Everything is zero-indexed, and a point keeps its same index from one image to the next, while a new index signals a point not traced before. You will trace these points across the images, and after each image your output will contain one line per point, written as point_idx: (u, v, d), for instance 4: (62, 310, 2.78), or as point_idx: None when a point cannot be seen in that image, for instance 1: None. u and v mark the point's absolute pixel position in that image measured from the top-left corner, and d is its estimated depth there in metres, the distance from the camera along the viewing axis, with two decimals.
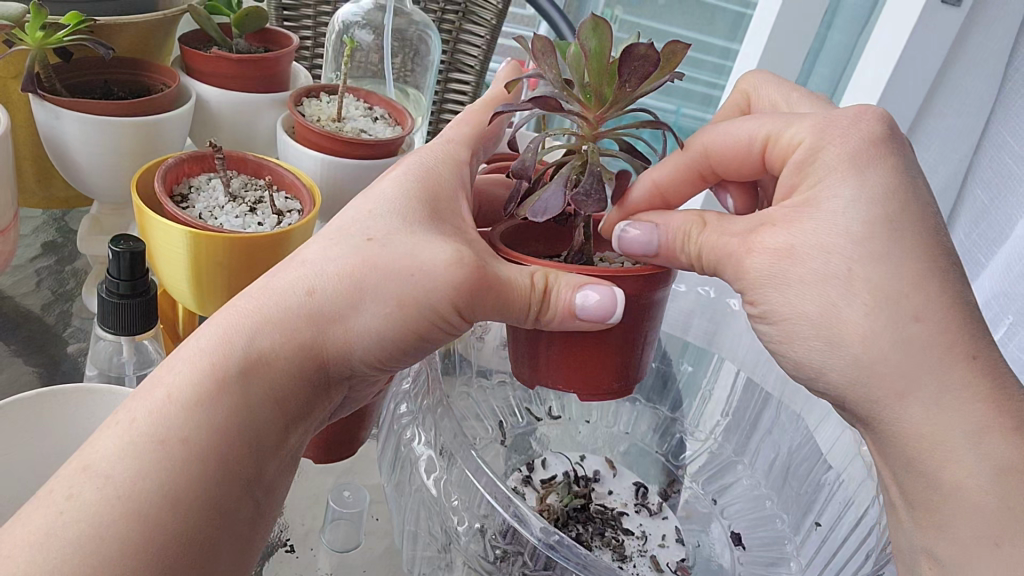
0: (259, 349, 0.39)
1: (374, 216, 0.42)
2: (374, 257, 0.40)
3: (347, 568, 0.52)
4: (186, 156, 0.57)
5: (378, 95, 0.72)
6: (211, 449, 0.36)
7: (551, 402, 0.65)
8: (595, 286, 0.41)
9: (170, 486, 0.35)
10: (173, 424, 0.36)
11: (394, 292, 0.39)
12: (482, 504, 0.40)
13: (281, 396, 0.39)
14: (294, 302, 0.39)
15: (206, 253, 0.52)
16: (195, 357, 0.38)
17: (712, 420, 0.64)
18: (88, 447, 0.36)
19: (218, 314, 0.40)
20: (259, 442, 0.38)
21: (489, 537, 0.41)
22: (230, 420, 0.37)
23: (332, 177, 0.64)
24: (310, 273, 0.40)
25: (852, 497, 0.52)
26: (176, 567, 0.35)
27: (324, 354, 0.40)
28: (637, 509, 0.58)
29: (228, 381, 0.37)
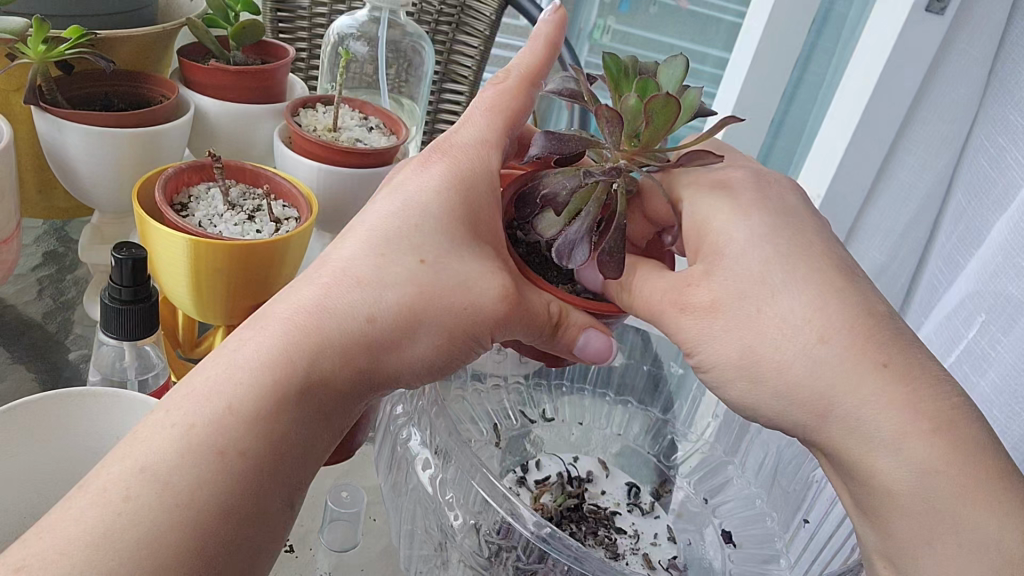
0: (320, 371, 0.40)
1: (421, 232, 0.42)
2: (436, 287, 0.41)
3: (346, 567, 0.53)
4: (185, 167, 0.59)
5: (373, 105, 0.73)
6: (265, 470, 0.37)
7: (544, 405, 0.67)
8: (596, 331, 0.46)
9: (226, 498, 0.36)
10: (234, 435, 0.37)
11: (448, 324, 0.41)
12: (477, 499, 0.42)
13: (330, 411, 0.41)
14: (352, 319, 0.40)
15: (206, 261, 0.53)
16: (251, 368, 0.39)
17: (703, 421, 0.65)
18: (137, 446, 0.36)
19: (276, 328, 0.40)
20: (306, 452, 0.40)
21: (484, 529, 0.42)
22: (285, 435, 0.38)
23: (327, 185, 0.65)
24: (371, 295, 0.41)
25: (835, 495, 0.53)
26: (223, 570, 0.35)
27: (374, 374, 0.42)
28: (629, 509, 0.60)
29: (289, 401, 0.38)
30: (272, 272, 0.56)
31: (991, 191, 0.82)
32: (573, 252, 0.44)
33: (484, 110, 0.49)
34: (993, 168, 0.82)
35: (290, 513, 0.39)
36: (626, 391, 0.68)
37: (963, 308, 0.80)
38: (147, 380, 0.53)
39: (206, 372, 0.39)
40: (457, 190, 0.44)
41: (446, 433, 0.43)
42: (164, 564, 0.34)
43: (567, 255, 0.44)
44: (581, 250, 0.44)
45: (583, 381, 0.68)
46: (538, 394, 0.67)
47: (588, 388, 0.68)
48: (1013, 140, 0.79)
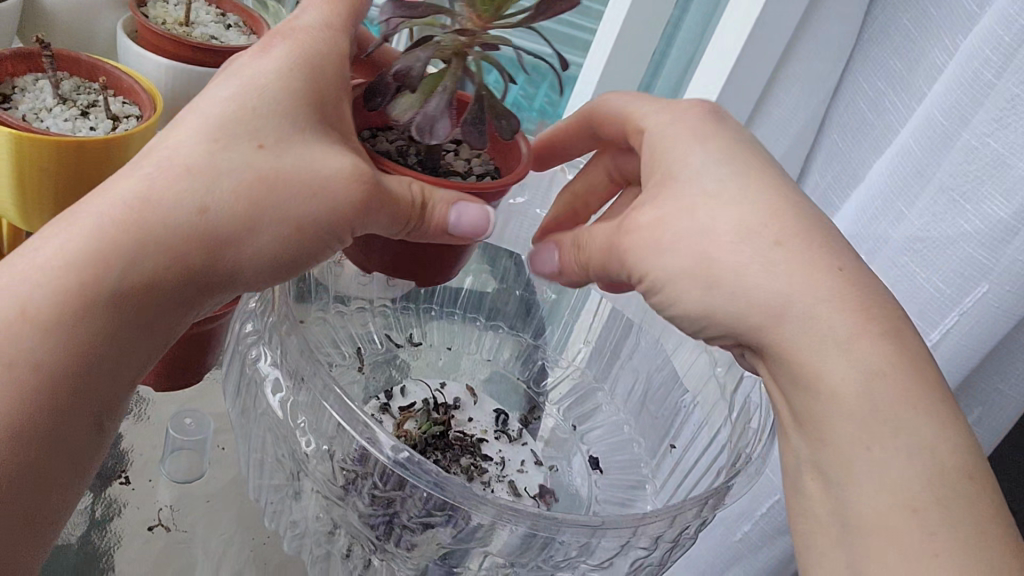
0: (138, 277, 0.36)
1: (260, 115, 0.37)
2: (278, 170, 0.37)
3: (190, 498, 0.50)
4: (8, 53, 0.52)
5: (233, 1, 0.67)
6: (63, 386, 0.36)
7: (411, 329, 0.64)
8: (467, 203, 0.40)
9: (16, 419, 0.35)
10: (26, 349, 0.35)
11: (295, 214, 0.37)
12: (330, 418, 0.38)
13: (150, 320, 0.37)
14: (170, 215, 0.36)
15: (31, 158, 0.47)
16: (60, 270, 0.35)
17: (575, 347, 0.65)
18: None
19: (91, 219, 0.36)
20: (120, 361, 0.37)
21: (338, 456, 0.39)
22: (89, 350, 0.36)
23: (179, 84, 0.59)
24: (199, 185, 0.36)
25: (704, 420, 0.54)
26: (9, 496, 0.35)
27: (209, 276, 0.37)
28: (496, 436, 0.57)
29: (99, 311, 0.36)
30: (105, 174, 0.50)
31: (867, 136, 0.79)
32: (439, 125, 0.40)
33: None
34: (872, 112, 0.79)
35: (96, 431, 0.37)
36: (496, 316, 0.66)
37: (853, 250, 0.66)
38: None
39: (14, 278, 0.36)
40: (299, 70, 0.39)
41: (292, 352, 0.40)
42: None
43: (429, 130, 0.40)
44: (444, 121, 0.40)
45: (452, 305, 0.66)
46: (405, 318, 0.64)
47: (457, 312, 0.66)
48: (891, 82, 0.76)
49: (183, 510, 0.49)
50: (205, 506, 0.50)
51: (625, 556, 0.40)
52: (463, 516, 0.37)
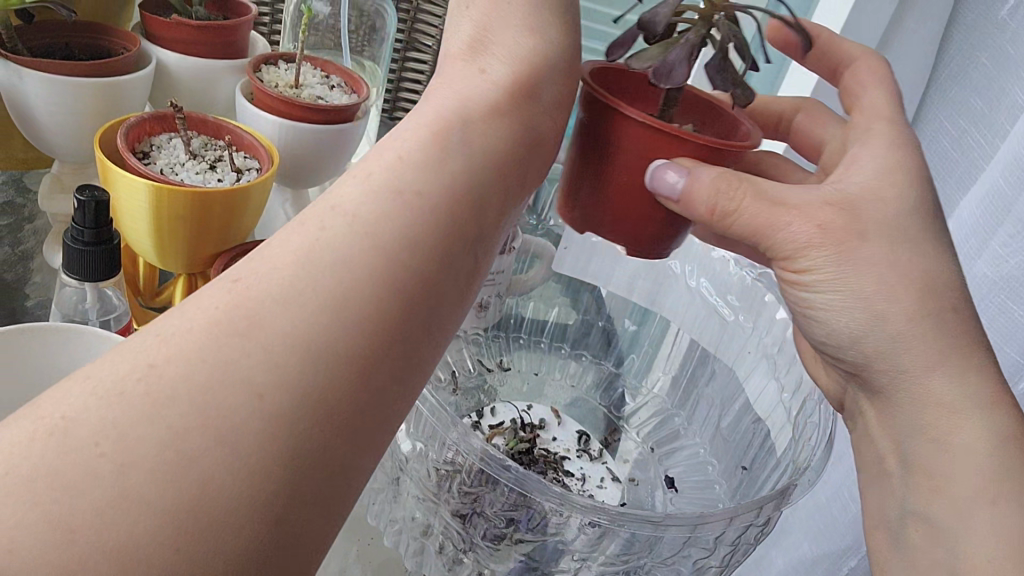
0: (412, 223, 0.34)
1: (402, 136, 0.37)
2: (465, 129, 0.38)
3: None
4: (147, 116, 0.59)
5: (334, 64, 0.74)
6: (386, 316, 0.31)
7: (501, 356, 0.69)
8: (679, 168, 0.43)
9: (354, 343, 0.30)
10: (341, 265, 0.31)
11: (466, 152, 0.37)
12: (430, 420, 0.44)
13: (436, 252, 0.34)
14: (402, 160, 0.36)
15: (169, 206, 0.54)
16: (338, 220, 0.33)
17: (652, 377, 0.68)
18: (241, 283, 0.31)
19: (361, 189, 0.34)
20: (427, 291, 0.33)
21: (433, 458, 0.44)
22: (398, 273, 0.32)
23: (288, 140, 0.66)
24: (410, 161, 0.35)
25: (773, 440, 0.57)
26: (310, 433, 0.28)
27: (454, 233, 0.35)
28: (579, 454, 0.61)
29: (390, 247, 0.33)
30: (229, 219, 0.57)
31: (952, 172, 0.79)
32: (676, 68, 0.40)
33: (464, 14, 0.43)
34: (956, 149, 0.79)
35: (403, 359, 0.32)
36: (580, 346, 0.71)
37: None
38: (110, 322, 0.54)
39: (300, 224, 0.33)
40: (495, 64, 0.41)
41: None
42: (229, 460, 0.26)
43: (666, 74, 0.40)
44: (685, 66, 0.40)
45: (540, 335, 0.71)
46: (494, 347, 0.69)
47: (544, 341, 0.71)
48: (974, 122, 0.76)
49: None
50: None
51: (685, 553, 0.44)
52: (537, 509, 0.42)
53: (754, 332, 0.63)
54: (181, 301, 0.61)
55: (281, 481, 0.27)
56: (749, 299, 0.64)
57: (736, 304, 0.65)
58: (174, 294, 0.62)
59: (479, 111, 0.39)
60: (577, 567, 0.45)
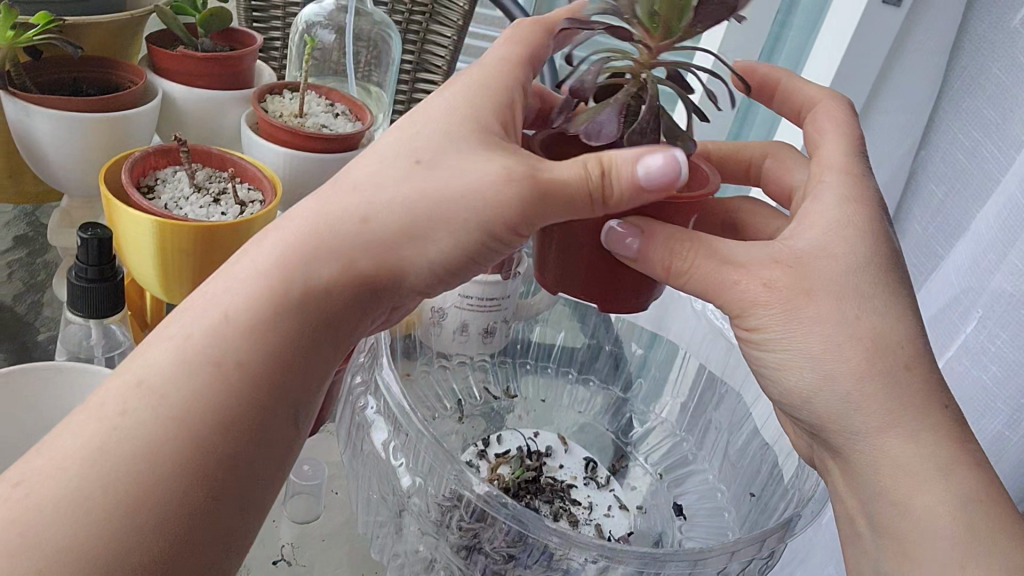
0: (317, 286, 0.40)
1: (354, 191, 0.41)
2: (427, 189, 0.41)
3: (309, 538, 0.54)
4: (152, 150, 0.60)
5: (339, 92, 0.75)
6: (259, 394, 0.38)
7: (508, 382, 0.69)
8: (653, 154, 0.40)
9: (222, 414, 0.37)
10: (231, 347, 0.38)
11: (400, 215, 0.40)
12: (427, 451, 0.43)
13: (309, 319, 0.40)
14: (362, 222, 0.40)
15: (172, 241, 0.54)
16: (250, 280, 0.40)
17: (661, 402, 0.68)
18: (138, 365, 0.38)
19: (275, 241, 0.41)
20: (296, 363, 0.40)
21: (434, 493, 0.44)
22: (259, 355, 0.39)
23: (293, 170, 0.67)
24: (368, 200, 0.41)
25: (782, 467, 0.56)
26: (218, 452, 0.37)
27: (379, 281, 0.42)
28: (586, 482, 0.60)
29: (282, 314, 0.39)
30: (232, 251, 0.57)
31: (967, 185, 0.76)
32: (606, 125, 0.43)
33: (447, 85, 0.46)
34: (969, 160, 0.76)
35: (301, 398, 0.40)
36: (587, 370, 0.71)
37: (959, 304, 0.68)
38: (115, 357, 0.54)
39: (208, 285, 0.41)
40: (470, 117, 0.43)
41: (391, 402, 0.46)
42: (116, 478, 0.35)
43: (596, 133, 0.43)
44: (613, 124, 0.43)
45: (547, 360, 0.71)
46: (501, 373, 0.69)
47: (552, 366, 0.71)
48: (986, 133, 0.74)
49: (304, 547, 0.54)
50: (322, 546, 0.54)
51: None
52: (537, 546, 0.42)
53: None
54: None
55: (204, 494, 0.36)
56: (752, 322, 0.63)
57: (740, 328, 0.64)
58: None
59: (409, 168, 0.41)
60: None
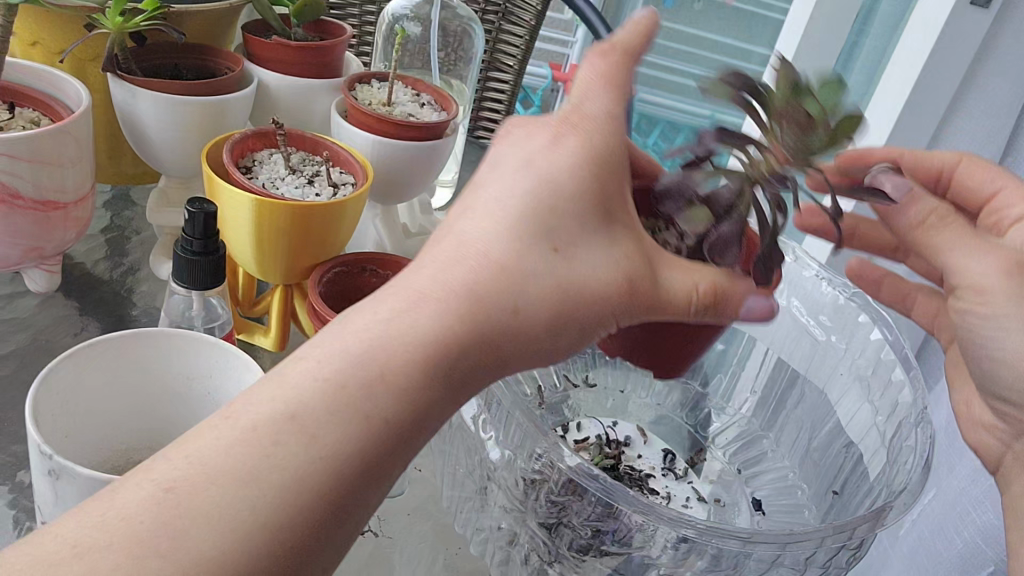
0: (457, 357, 0.36)
1: (488, 224, 0.38)
2: (568, 274, 0.38)
3: (393, 511, 0.56)
4: (250, 133, 0.62)
5: (425, 82, 0.76)
6: (394, 442, 0.35)
7: (587, 371, 0.69)
8: (756, 296, 0.43)
9: (356, 463, 0.34)
10: (377, 403, 0.35)
11: (547, 284, 0.37)
12: (519, 422, 0.44)
13: (449, 374, 0.36)
14: (512, 315, 0.37)
15: (270, 219, 0.56)
16: (403, 330, 0.36)
17: (741, 396, 0.68)
18: (283, 391, 0.35)
19: (430, 297, 0.37)
20: (431, 405, 0.36)
21: (524, 467, 0.45)
22: (396, 410, 0.35)
23: (383, 159, 0.69)
24: (514, 281, 0.37)
25: (865, 461, 0.55)
26: (342, 496, 0.34)
27: (510, 350, 0.38)
28: (664, 473, 0.61)
29: (437, 374, 0.36)
30: (327, 231, 0.59)
31: None
32: (729, 248, 0.45)
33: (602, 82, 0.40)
34: None
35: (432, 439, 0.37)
36: None
37: None
38: (213, 329, 0.56)
39: (362, 316, 0.37)
40: (597, 154, 0.38)
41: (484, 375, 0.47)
42: (263, 502, 0.32)
43: (722, 252, 0.45)
44: (736, 250, 0.45)
45: None
46: (579, 361, 0.70)
47: (633, 359, 0.71)
48: None
49: (391, 520, 0.55)
50: (407, 519, 0.56)
51: (773, 573, 0.43)
52: (625, 520, 0.42)
53: (847, 354, 0.62)
54: (277, 311, 0.63)
55: (316, 535, 0.33)
56: (842, 319, 0.63)
57: (828, 325, 0.64)
58: (270, 302, 0.64)
59: (564, 224, 0.37)
60: None
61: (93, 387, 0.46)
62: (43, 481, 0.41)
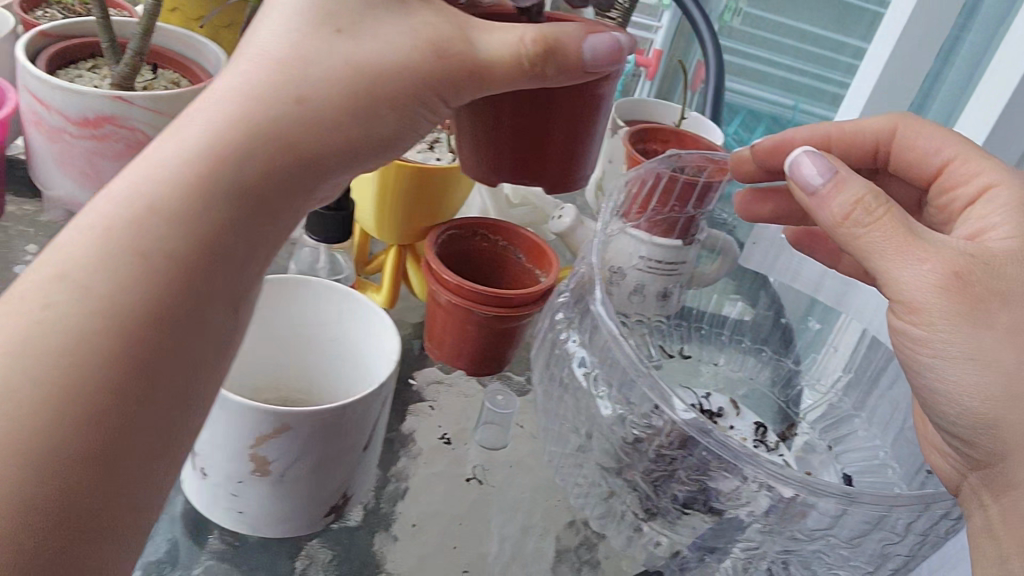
0: (244, 150, 0.36)
1: (270, 30, 0.38)
2: (357, 54, 0.37)
3: (496, 462, 0.59)
4: None
5: None
6: (219, 242, 0.35)
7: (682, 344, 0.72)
8: (595, 35, 0.40)
9: (182, 255, 0.34)
10: (167, 208, 0.34)
11: (337, 64, 0.37)
12: (622, 361, 0.47)
13: (270, 169, 0.36)
14: (297, 101, 0.37)
15: (395, 179, 0.60)
16: (219, 113, 0.36)
17: (833, 375, 0.69)
18: (112, 188, 0.35)
19: (231, 98, 0.36)
20: (256, 203, 0.36)
21: (631, 409, 0.47)
22: (193, 206, 0.35)
23: None
24: (298, 71, 0.37)
25: None
26: (167, 310, 0.33)
27: (315, 155, 0.37)
28: (756, 444, 0.62)
29: (271, 163, 0.36)
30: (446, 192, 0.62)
31: None
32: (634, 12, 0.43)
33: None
34: None
35: (232, 286, 0.36)
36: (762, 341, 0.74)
37: None
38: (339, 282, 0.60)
39: (179, 130, 0.37)
40: None
41: (598, 321, 0.50)
42: (96, 324, 0.32)
43: None
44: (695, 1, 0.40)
45: (721, 328, 0.74)
46: (676, 334, 0.72)
47: (726, 334, 0.74)
48: None
49: (495, 471, 0.59)
50: (509, 470, 0.59)
51: (873, 539, 0.44)
52: (734, 475, 0.44)
53: None
54: (390, 271, 0.67)
55: (135, 372, 0.32)
56: None
57: None
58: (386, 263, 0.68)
59: (342, 18, 0.38)
60: (776, 556, 0.46)
61: (242, 332, 0.50)
62: None
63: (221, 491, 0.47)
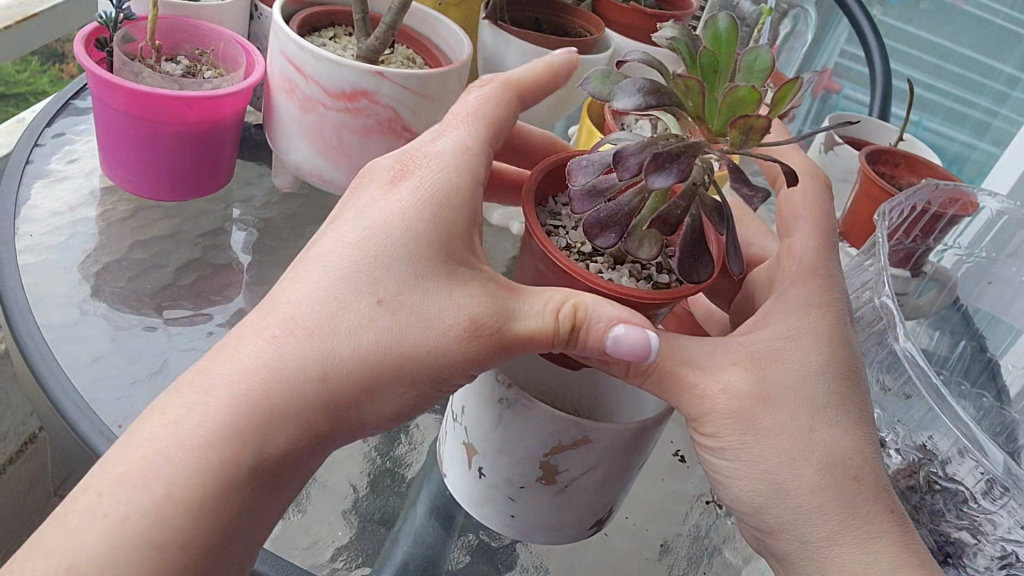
0: (368, 381, 0.37)
1: (387, 259, 0.38)
2: (391, 333, 0.37)
3: None
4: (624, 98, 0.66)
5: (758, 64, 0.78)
6: (267, 467, 0.36)
7: None
8: (627, 321, 0.38)
9: (221, 509, 0.34)
10: (273, 435, 0.36)
11: (374, 336, 0.37)
12: (903, 383, 0.48)
13: (371, 393, 0.37)
14: (320, 380, 0.36)
15: None
16: (263, 351, 0.36)
17: None
18: (162, 429, 0.35)
19: (361, 345, 0.37)
20: (305, 440, 0.37)
21: (904, 438, 0.49)
22: (275, 443, 0.36)
23: None
24: (409, 332, 0.37)
25: None
26: (211, 537, 0.34)
27: (456, 374, 0.39)
28: None
29: (311, 421, 0.36)
30: None
31: None
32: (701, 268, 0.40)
33: (466, 116, 0.43)
34: None
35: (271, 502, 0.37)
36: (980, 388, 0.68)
37: None
38: None
39: (273, 317, 0.37)
40: (428, 209, 0.39)
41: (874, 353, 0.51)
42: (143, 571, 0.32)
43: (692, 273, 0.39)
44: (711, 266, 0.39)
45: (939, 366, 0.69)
46: None
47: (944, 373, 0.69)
48: None
49: None
50: None
51: None
52: None
53: None
54: None
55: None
56: None
57: None
58: None
59: (395, 258, 0.38)
60: None
61: None
62: (484, 407, 0.43)
63: (498, 492, 0.46)
